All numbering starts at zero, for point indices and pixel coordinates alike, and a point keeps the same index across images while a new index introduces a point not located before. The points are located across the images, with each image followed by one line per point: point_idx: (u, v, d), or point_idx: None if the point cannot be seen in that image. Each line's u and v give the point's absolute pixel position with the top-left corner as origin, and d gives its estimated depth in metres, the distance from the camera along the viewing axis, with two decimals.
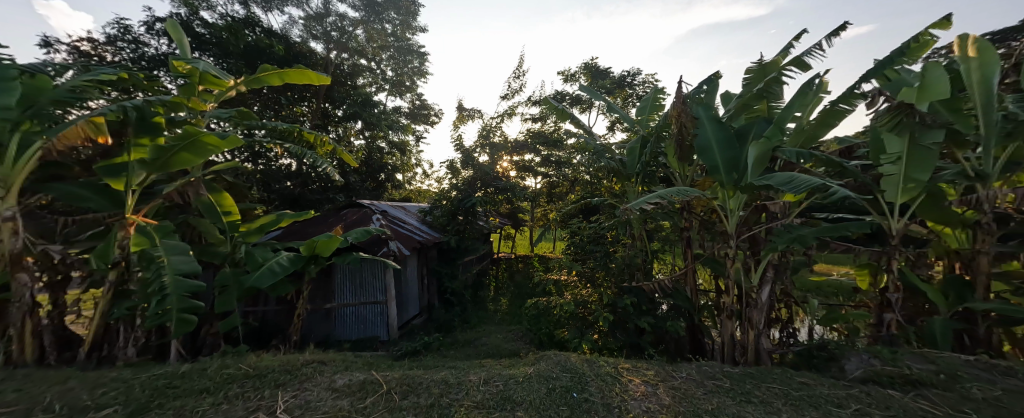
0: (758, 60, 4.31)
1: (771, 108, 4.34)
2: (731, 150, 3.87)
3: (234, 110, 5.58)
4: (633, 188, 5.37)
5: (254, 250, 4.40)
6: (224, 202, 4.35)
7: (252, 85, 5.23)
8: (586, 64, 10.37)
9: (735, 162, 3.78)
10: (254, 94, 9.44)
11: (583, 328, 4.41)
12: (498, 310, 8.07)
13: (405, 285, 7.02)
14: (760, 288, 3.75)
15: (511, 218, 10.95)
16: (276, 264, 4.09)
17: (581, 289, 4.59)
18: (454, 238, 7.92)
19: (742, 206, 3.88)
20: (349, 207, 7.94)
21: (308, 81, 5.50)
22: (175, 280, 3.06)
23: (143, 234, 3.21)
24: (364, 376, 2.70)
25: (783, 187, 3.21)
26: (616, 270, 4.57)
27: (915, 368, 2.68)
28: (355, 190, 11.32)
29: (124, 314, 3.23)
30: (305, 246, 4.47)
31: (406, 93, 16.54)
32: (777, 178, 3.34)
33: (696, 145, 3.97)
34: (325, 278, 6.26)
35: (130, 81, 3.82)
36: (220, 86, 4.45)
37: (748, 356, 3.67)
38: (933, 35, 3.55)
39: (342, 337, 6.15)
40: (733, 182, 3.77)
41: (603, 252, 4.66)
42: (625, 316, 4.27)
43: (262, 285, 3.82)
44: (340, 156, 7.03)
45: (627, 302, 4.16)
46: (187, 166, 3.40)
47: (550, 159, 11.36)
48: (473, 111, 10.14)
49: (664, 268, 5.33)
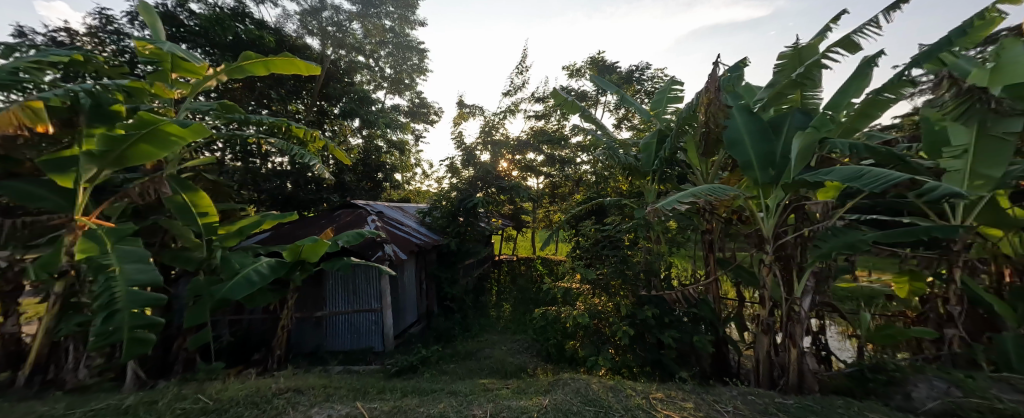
0: (793, 44, 3.88)
1: (806, 99, 3.92)
2: (766, 143, 3.47)
3: (216, 103, 5.16)
4: (649, 187, 4.94)
5: (232, 255, 3.97)
6: (199, 201, 3.92)
7: (234, 75, 4.82)
8: (593, 58, 9.95)
9: (772, 157, 3.38)
10: (246, 90, 9.03)
11: (598, 342, 3.95)
12: (501, 316, 7.64)
13: (402, 290, 6.60)
14: (802, 300, 3.31)
15: (514, 219, 10.54)
16: (254, 272, 3.61)
17: (595, 299, 4.13)
18: (455, 241, 7.48)
19: (778, 206, 3.45)
20: (344, 207, 7.52)
21: (296, 71, 5.07)
22: (131, 294, 2.64)
23: (90, 239, 2.75)
24: (346, 411, 2.26)
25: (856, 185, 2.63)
26: (634, 277, 4.11)
27: (1006, 400, 2.24)
28: (352, 190, 10.90)
29: (71, 331, 2.78)
30: (288, 250, 4.00)
31: (405, 91, 16.15)
32: (837, 173, 2.86)
33: (726, 138, 3.56)
34: (316, 284, 5.84)
35: (89, 66, 3.43)
36: (196, 75, 4.05)
37: (788, 377, 3.24)
38: (1002, 11, 3.10)
39: (333, 348, 5.77)
40: (769, 179, 3.37)
41: (619, 257, 4.19)
42: (646, 330, 3.81)
43: (235, 296, 3.33)
44: (333, 153, 6.57)
45: (648, 314, 3.71)
46: (150, 160, 2.97)
47: (554, 158, 10.93)
48: (475, 108, 9.72)
49: (684, 273, 4.88)
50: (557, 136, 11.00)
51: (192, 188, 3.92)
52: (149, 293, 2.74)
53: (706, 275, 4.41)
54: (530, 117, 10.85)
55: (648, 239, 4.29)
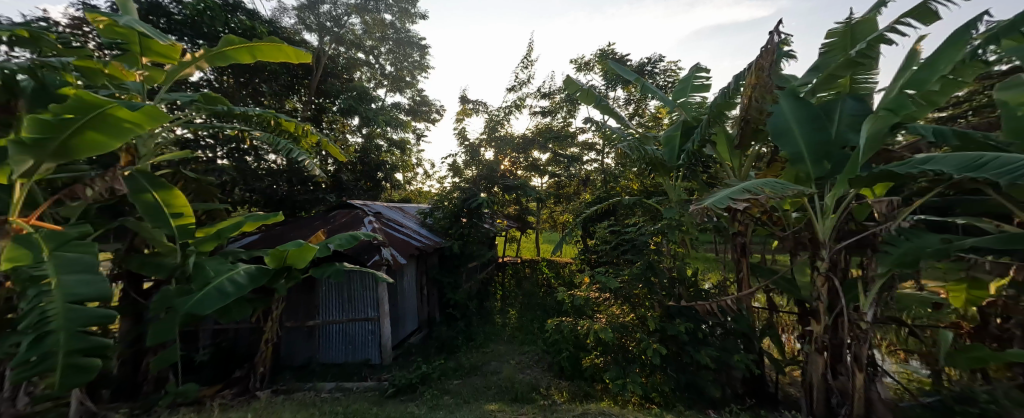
0: (844, 20, 3.42)
1: (856, 82, 3.48)
2: (821, 132, 3.02)
3: (197, 93, 4.73)
4: (673, 184, 4.45)
5: (208, 261, 3.52)
6: (172, 201, 3.54)
7: (216, 63, 4.39)
8: (602, 51, 9.47)
9: (826, 148, 2.96)
10: (239, 86, 8.60)
11: (622, 361, 3.48)
12: (507, 324, 7.19)
13: (401, 297, 6.16)
14: (863, 316, 2.85)
15: (519, 220, 10.09)
16: (228, 282, 3.11)
17: (617, 310, 3.64)
18: (458, 243, 7.00)
19: (839, 205, 2.93)
20: (341, 208, 7.09)
21: (284, 59, 4.62)
22: (74, 311, 2.21)
23: (22, 245, 2.27)
24: None
25: (991, 175, 2.09)
26: (663, 286, 3.62)
27: None
28: (350, 191, 10.42)
29: (7, 353, 2.33)
30: (270, 255, 3.52)
31: (405, 89, 15.72)
32: (946, 160, 2.36)
33: (772, 126, 3.12)
34: (308, 291, 5.40)
35: (39, 43, 3.01)
36: (170, 60, 3.59)
37: (851, 406, 2.76)
38: None
39: (326, 360, 5.35)
40: (823, 174, 2.96)
41: (644, 263, 3.69)
42: (678, 348, 3.35)
43: (205, 310, 2.82)
44: (327, 149, 6.06)
45: (682, 329, 3.24)
46: (102, 152, 2.54)
47: (561, 156, 10.46)
48: (478, 104, 9.26)
49: (710, 280, 4.41)
50: (563, 133, 10.53)
51: (164, 186, 3.53)
52: (94, 310, 2.29)
53: (739, 284, 3.93)
54: (535, 113, 10.37)
55: (677, 242, 3.79)
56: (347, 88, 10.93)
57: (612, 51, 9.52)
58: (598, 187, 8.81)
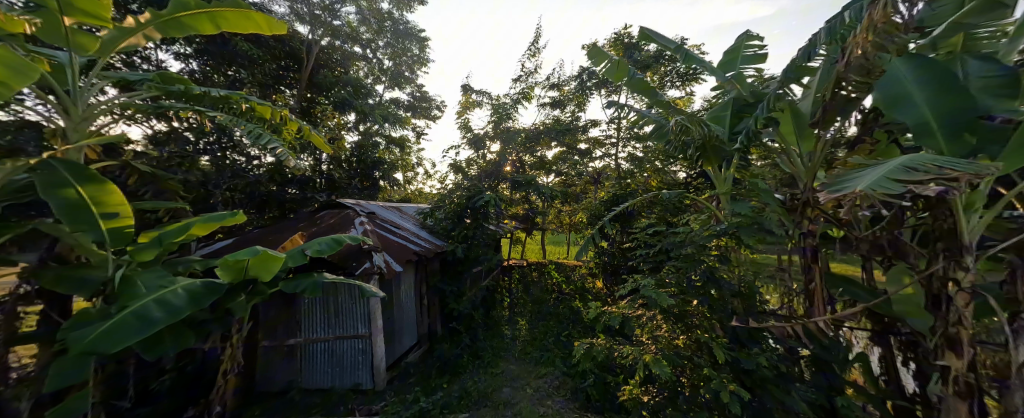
0: None
1: (971, 37, 2.68)
2: (963, 94, 2.19)
3: (153, 72, 4.03)
4: (722, 175, 3.67)
5: (144, 274, 2.75)
6: (105, 198, 2.85)
7: (170, 31, 3.60)
8: (616, 36, 8.79)
9: (969, 115, 2.16)
10: (221, 76, 7.90)
11: (679, 404, 2.72)
12: (516, 337, 6.42)
13: (398, 309, 5.42)
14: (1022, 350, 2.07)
15: (526, 221, 9.37)
16: (155, 304, 2.26)
17: (670, 335, 2.87)
18: (461, 247, 6.18)
19: (995, 196, 2.12)
20: (329, 207, 6.33)
21: (255, 29, 3.85)
22: None
23: None
24: None
25: None
26: (725, 302, 2.86)
27: None
28: (345, 190, 9.70)
29: None
30: (222, 266, 2.75)
31: (404, 84, 15.00)
32: None
33: (881, 91, 2.36)
34: (288, 305, 4.63)
35: None
36: (99, 20, 3.03)
37: None
38: None
39: (312, 385, 4.61)
40: (964, 151, 2.18)
41: (706, 274, 2.89)
42: (757, 385, 2.56)
43: (112, 346, 2.00)
44: (311, 140, 5.21)
45: (762, 363, 2.46)
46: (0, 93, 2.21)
47: (570, 153, 9.71)
48: (482, 93, 8.52)
49: (768, 290, 3.63)
50: (573, 127, 9.80)
51: (97, 179, 2.83)
52: None
53: (813, 299, 3.15)
54: (543, 104, 9.65)
55: (742, 244, 2.99)
56: (341, 81, 10.22)
57: (627, 37, 8.75)
58: (614, 182, 8.09)
